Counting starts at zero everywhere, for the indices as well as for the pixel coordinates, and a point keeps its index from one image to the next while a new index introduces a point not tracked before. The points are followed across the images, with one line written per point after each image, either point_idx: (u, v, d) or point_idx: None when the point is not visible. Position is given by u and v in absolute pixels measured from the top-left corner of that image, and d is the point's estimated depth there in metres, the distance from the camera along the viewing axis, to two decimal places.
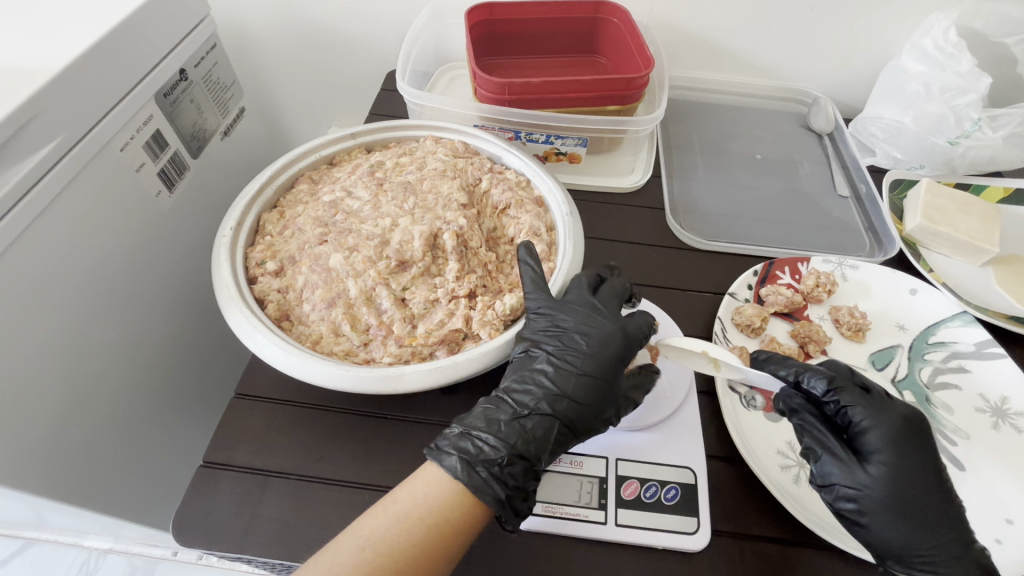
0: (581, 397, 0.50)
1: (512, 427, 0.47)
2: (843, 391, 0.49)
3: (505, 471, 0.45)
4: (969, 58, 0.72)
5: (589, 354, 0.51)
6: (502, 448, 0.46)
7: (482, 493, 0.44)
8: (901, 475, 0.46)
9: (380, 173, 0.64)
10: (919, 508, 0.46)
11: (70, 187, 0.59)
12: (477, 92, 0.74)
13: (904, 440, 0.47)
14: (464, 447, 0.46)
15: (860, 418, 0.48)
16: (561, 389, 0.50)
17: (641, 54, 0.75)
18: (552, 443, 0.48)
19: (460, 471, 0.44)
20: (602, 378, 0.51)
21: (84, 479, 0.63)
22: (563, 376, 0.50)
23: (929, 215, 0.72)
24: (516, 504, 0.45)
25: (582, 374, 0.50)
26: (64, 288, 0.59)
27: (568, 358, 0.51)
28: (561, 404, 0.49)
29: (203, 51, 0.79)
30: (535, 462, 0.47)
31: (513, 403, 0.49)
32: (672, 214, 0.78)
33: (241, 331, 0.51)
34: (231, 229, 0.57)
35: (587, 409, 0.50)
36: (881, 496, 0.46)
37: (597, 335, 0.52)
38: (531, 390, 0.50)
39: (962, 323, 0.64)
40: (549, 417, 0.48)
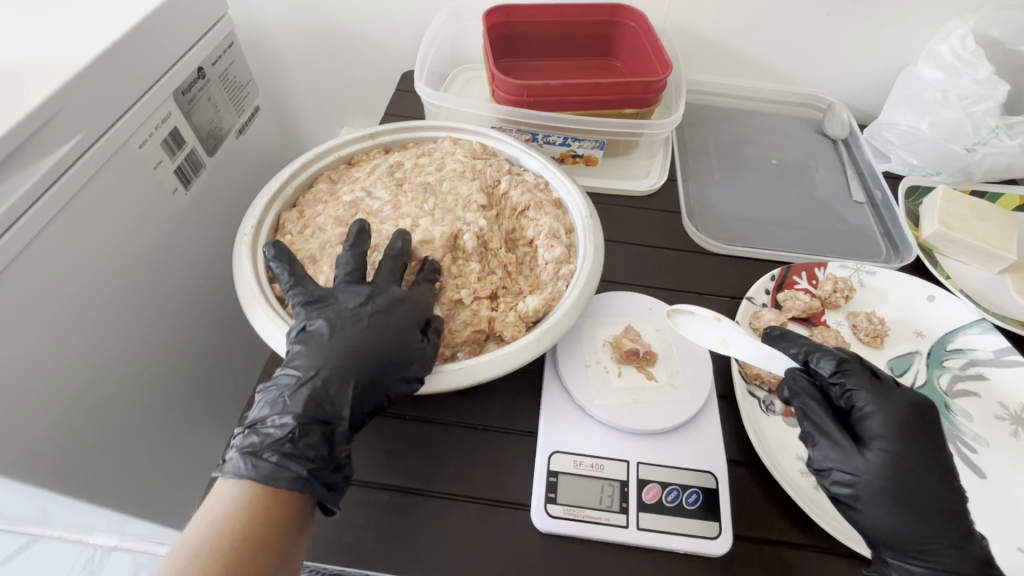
0: (350, 338, 0.47)
1: (296, 398, 0.45)
2: (848, 375, 0.50)
3: (297, 443, 0.43)
4: (987, 65, 0.73)
5: (363, 302, 0.49)
6: (289, 425, 0.43)
7: (276, 478, 0.42)
8: (899, 460, 0.46)
9: (399, 173, 0.64)
10: (915, 498, 0.45)
11: (91, 183, 0.59)
12: (495, 94, 0.74)
13: (906, 427, 0.47)
14: (247, 444, 0.44)
15: (863, 403, 0.49)
16: (327, 340, 0.47)
17: (658, 58, 0.75)
18: (346, 396, 0.46)
19: (244, 467, 0.42)
20: (364, 313, 0.49)
21: (101, 477, 0.64)
22: (339, 331, 0.48)
23: (946, 222, 0.72)
24: (325, 476, 0.44)
25: (349, 321, 0.48)
26: (84, 284, 0.60)
27: (351, 317, 0.49)
28: (343, 360, 0.46)
29: (220, 49, 0.80)
30: (335, 421, 0.45)
31: (291, 370, 0.46)
32: (689, 217, 0.78)
33: (264, 330, 0.51)
34: (253, 228, 0.57)
35: (364, 348, 0.47)
36: (876, 479, 0.46)
37: (370, 283, 0.50)
38: (297, 357, 0.47)
39: (980, 330, 0.64)
40: (337, 378, 0.46)
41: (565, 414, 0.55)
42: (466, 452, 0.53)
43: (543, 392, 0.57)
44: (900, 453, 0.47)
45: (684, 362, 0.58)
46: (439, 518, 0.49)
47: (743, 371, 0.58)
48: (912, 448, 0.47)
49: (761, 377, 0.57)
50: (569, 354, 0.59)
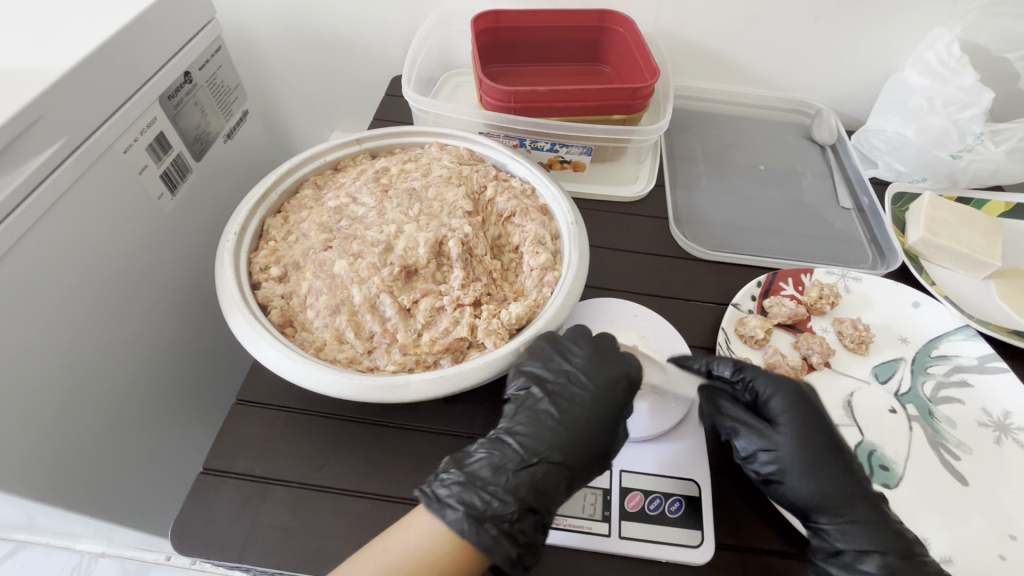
0: (585, 441, 0.49)
1: (518, 476, 0.46)
2: (749, 369, 0.54)
3: (514, 527, 0.44)
4: (972, 72, 0.73)
5: (592, 389, 0.52)
6: (511, 503, 0.45)
7: (491, 553, 0.42)
8: (802, 438, 0.50)
9: (385, 179, 0.64)
10: (822, 472, 0.49)
11: (74, 187, 0.59)
12: (482, 99, 0.74)
13: (800, 406, 0.51)
14: (450, 493, 0.45)
15: (764, 392, 0.53)
16: (567, 434, 0.49)
17: (646, 64, 0.76)
18: (560, 491, 0.47)
19: (466, 528, 0.43)
20: (605, 420, 0.50)
21: (84, 484, 0.63)
22: (564, 420, 0.50)
23: (931, 228, 0.72)
24: (528, 561, 0.44)
25: (591, 421, 0.50)
26: (67, 290, 0.59)
27: (575, 405, 0.51)
28: (567, 449, 0.49)
29: (208, 54, 0.79)
30: (545, 513, 0.46)
31: (516, 449, 0.48)
32: (677, 223, 0.78)
33: (245, 337, 0.51)
34: (236, 234, 0.57)
35: (594, 456, 0.49)
36: (790, 463, 0.49)
37: (598, 376, 0.52)
38: (537, 437, 0.49)
39: (965, 337, 0.64)
40: (555, 465, 0.48)
41: None
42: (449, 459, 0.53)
43: None
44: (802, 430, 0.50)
45: (669, 369, 0.58)
46: None
47: None
48: (810, 423, 0.51)
49: None
50: None
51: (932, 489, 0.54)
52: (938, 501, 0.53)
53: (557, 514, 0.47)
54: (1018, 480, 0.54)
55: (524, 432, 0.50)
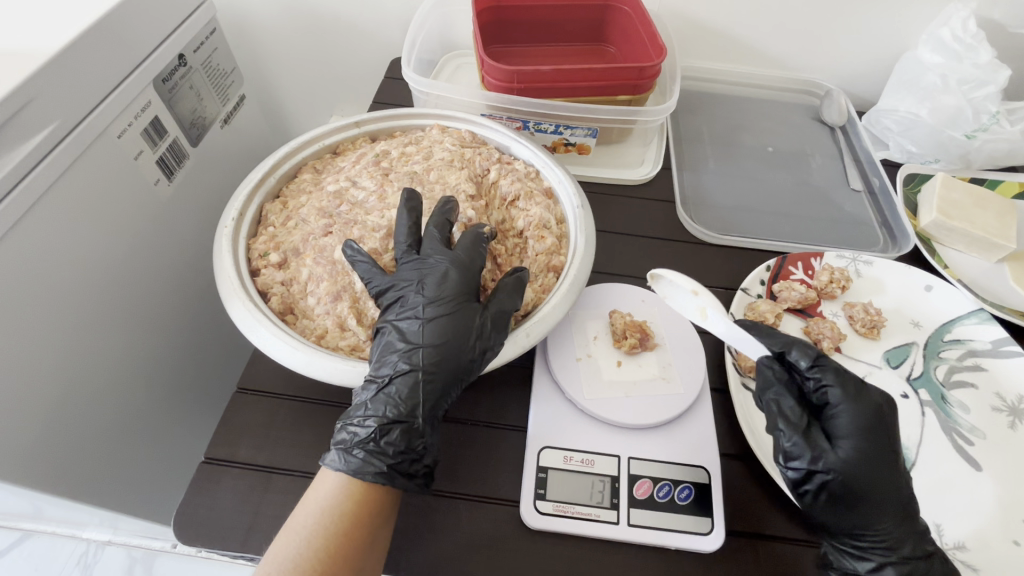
0: (432, 340, 0.47)
1: (378, 399, 0.46)
2: (826, 369, 0.47)
3: (380, 443, 0.44)
4: (989, 49, 0.72)
5: (428, 299, 0.49)
6: (373, 425, 0.45)
7: (364, 472, 0.44)
8: (870, 456, 0.44)
9: (385, 163, 0.62)
10: (889, 493, 0.44)
11: (67, 173, 0.58)
12: (485, 81, 0.72)
13: (873, 426, 0.45)
14: (340, 438, 0.46)
15: (835, 399, 0.46)
16: (415, 340, 0.47)
17: (653, 43, 0.73)
18: (424, 399, 0.46)
19: (338, 462, 0.44)
20: (442, 321, 0.48)
21: (89, 473, 0.63)
22: (420, 330, 0.48)
23: (944, 211, 0.71)
24: (406, 469, 0.45)
25: (440, 322, 0.48)
26: (66, 278, 0.58)
27: (430, 315, 0.48)
28: (416, 357, 0.47)
29: (202, 35, 0.77)
30: (412, 423, 0.45)
31: (373, 371, 0.47)
32: (684, 207, 0.76)
33: (245, 325, 0.49)
34: (234, 220, 0.56)
35: (446, 353, 0.47)
36: (852, 475, 0.44)
37: (427, 280, 0.50)
38: (387, 355, 0.47)
39: (978, 321, 0.63)
40: (409, 375, 0.46)
41: (556, 408, 0.54)
42: (455, 447, 0.52)
43: (533, 386, 0.56)
44: (871, 448, 0.45)
45: (679, 356, 0.57)
46: (427, 515, 0.48)
47: (736, 364, 0.57)
48: (880, 446, 0.45)
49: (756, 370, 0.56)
50: (560, 348, 0.57)
51: (945, 474, 0.53)
52: (951, 487, 0.52)
53: (426, 416, 0.46)
54: None
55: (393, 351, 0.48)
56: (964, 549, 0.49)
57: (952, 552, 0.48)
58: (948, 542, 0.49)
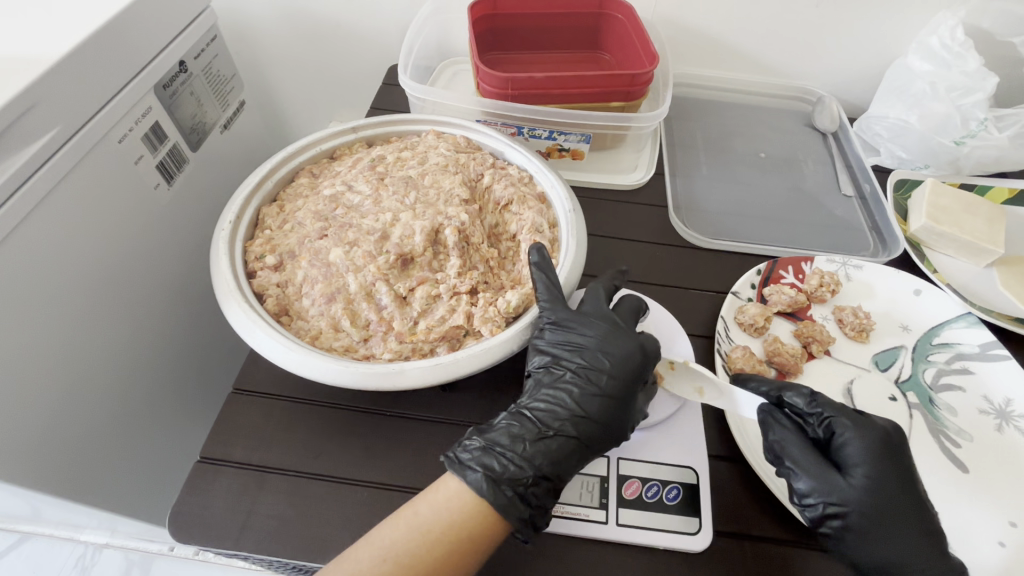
0: (599, 415, 0.49)
1: (535, 446, 0.46)
2: (824, 409, 0.50)
3: (529, 491, 0.45)
4: (976, 56, 0.72)
5: (612, 371, 0.50)
6: (527, 470, 0.45)
7: (508, 514, 0.43)
8: (879, 490, 0.46)
9: (381, 167, 0.63)
10: (901, 520, 0.46)
11: (68, 177, 0.59)
12: (479, 87, 0.73)
13: (885, 459, 0.47)
14: (491, 465, 0.45)
15: (841, 437, 0.49)
16: (581, 405, 0.49)
17: (645, 50, 0.75)
18: (575, 461, 0.48)
19: (484, 488, 0.44)
20: (623, 398, 0.50)
21: (88, 472, 0.64)
22: (586, 395, 0.50)
23: (933, 216, 0.71)
24: (540, 523, 0.45)
25: (613, 396, 0.50)
26: (67, 283, 0.60)
27: (607, 383, 0.50)
28: (584, 423, 0.48)
29: (202, 42, 0.79)
30: (558, 481, 0.46)
31: (535, 421, 0.48)
32: (676, 211, 0.77)
33: (240, 326, 0.50)
34: (231, 223, 0.57)
35: (610, 428, 0.49)
36: (863, 510, 0.46)
37: (619, 352, 0.51)
38: (552, 407, 0.49)
39: (965, 324, 0.63)
40: (571, 438, 0.48)
41: None
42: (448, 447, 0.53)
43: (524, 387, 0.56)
44: (884, 484, 0.47)
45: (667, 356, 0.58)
46: None
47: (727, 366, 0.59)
48: (893, 480, 0.47)
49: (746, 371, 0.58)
50: None
51: (931, 475, 0.53)
52: (939, 490, 0.53)
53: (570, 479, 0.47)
54: (1019, 467, 0.54)
55: (542, 406, 0.50)
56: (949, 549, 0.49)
57: None
58: None
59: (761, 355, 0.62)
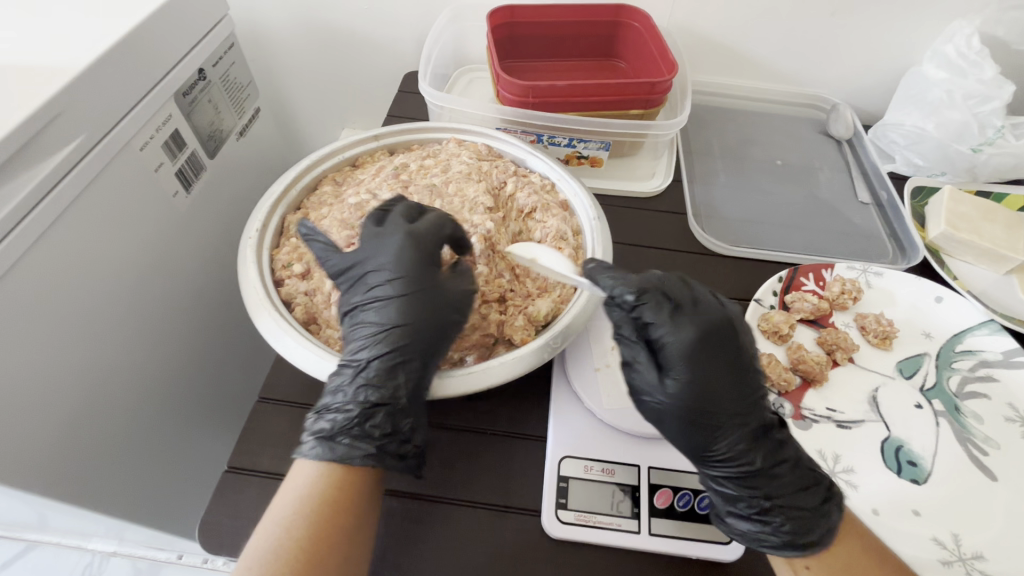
0: (403, 318, 0.48)
1: (354, 382, 0.46)
2: (650, 306, 0.45)
3: (364, 427, 0.46)
4: (993, 65, 0.74)
5: (396, 279, 0.50)
6: (353, 411, 0.45)
7: (352, 458, 0.45)
8: (694, 385, 0.44)
9: (405, 175, 0.63)
10: (708, 416, 0.45)
11: (92, 186, 0.59)
12: (500, 95, 0.73)
13: (696, 355, 0.44)
14: (318, 428, 0.46)
15: (659, 333, 0.45)
16: (386, 321, 0.48)
17: (664, 59, 0.75)
18: (388, 380, 0.47)
19: (322, 452, 0.45)
20: (416, 306, 0.49)
21: (113, 480, 0.64)
22: (385, 310, 0.49)
23: (952, 223, 0.72)
24: (394, 449, 0.46)
25: (405, 299, 0.49)
26: (90, 290, 0.60)
27: (403, 301, 0.49)
28: (389, 337, 0.48)
29: (221, 50, 0.79)
30: (396, 404, 0.47)
31: (349, 360, 0.48)
32: (695, 219, 0.77)
33: (270, 334, 0.50)
34: (257, 231, 0.57)
35: (417, 328, 0.48)
36: (681, 405, 0.45)
37: (393, 256, 0.50)
38: (359, 340, 0.48)
39: (988, 332, 0.63)
40: (385, 355, 0.47)
41: (576, 418, 0.54)
42: (476, 455, 0.53)
43: (552, 395, 0.56)
44: (698, 378, 0.44)
45: None
46: (450, 525, 0.48)
47: None
48: (700, 376, 0.44)
49: (771, 380, 0.59)
50: (577, 358, 0.58)
51: (959, 483, 0.53)
52: (969, 498, 0.52)
53: (408, 394, 0.47)
54: None
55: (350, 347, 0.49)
56: (982, 559, 0.49)
57: (970, 561, 0.49)
58: (965, 552, 0.49)
59: (786, 363, 0.62)
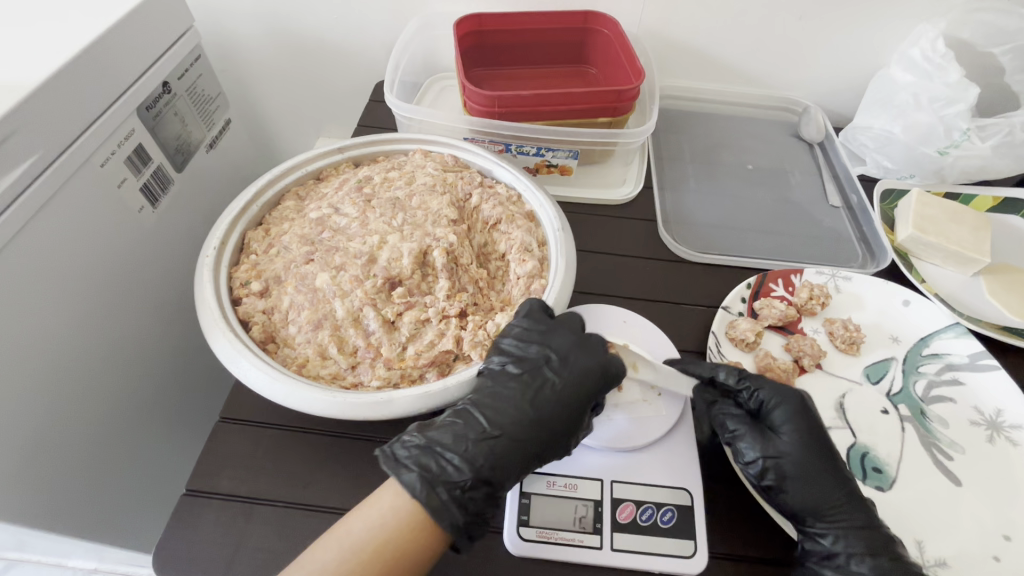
0: (541, 415, 0.48)
1: (479, 446, 0.46)
2: (760, 386, 0.53)
3: (465, 496, 0.44)
4: (957, 68, 0.73)
5: (554, 386, 0.50)
6: (467, 474, 0.44)
7: (441, 518, 0.43)
8: (800, 446, 0.50)
9: (368, 188, 0.63)
10: (812, 475, 0.49)
11: (48, 204, 0.58)
12: (466, 105, 0.73)
13: (798, 414, 0.51)
14: (427, 469, 0.44)
15: (763, 397, 0.53)
16: (531, 413, 0.48)
17: (631, 66, 0.75)
18: (515, 469, 0.47)
19: (418, 490, 0.43)
20: (570, 408, 0.49)
21: (75, 501, 0.63)
22: (507, 399, 0.49)
23: (919, 226, 0.72)
24: (473, 530, 0.44)
25: (561, 406, 0.49)
26: (51, 310, 0.59)
27: (546, 403, 0.49)
28: (530, 429, 0.48)
29: (186, 63, 0.78)
30: (498, 489, 0.46)
31: (485, 421, 0.47)
32: (665, 226, 0.77)
33: (225, 355, 0.50)
34: (215, 249, 0.56)
35: (557, 434, 0.48)
36: (785, 461, 0.49)
37: (564, 367, 0.51)
38: (503, 409, 0.48)
39: (954, 335, 0.64)
40: (514, 441, 0.47)
41: None
42: None
43: None
44: (794, 437, 0.50)
45: (659, 376, 0.57)
46: None
47: None
48: (804, 439, 0.50)
49: None
50: None
51: (924, 488, 0.54)
52: (933, 503, 0.53)
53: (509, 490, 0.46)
54: (1010, 479, 0.54)
55: (490, 407, 0.48)
56: (944, 566, 0.49)
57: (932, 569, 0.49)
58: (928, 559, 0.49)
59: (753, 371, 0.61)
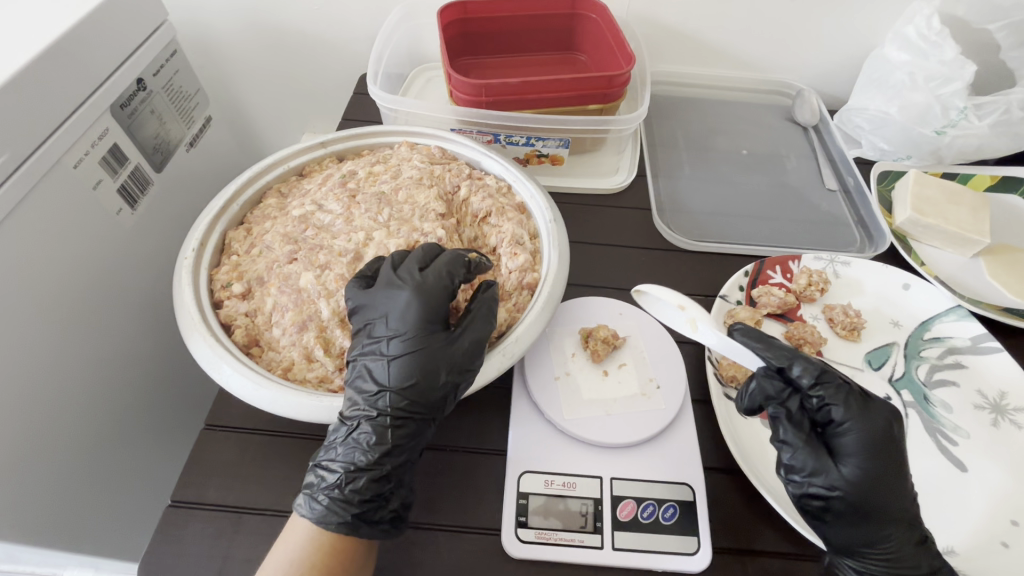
0: (402, 379, 0.45)
1: (348, 444, 0.45)
2: (834, 398, 0.45)
3: (346, 491, 0.44)
4: (953, 45, 0.71)
5: (401, 335, 0.46)
6: (340, 471, 0.44)
7: (328, 522, 0.43)
8: (872, 475, 0.43)
9: (352, 183, 0.60)
10: (885, 501, 0.43)
11: (18, 209, 0.55)
12: (453, 95, 0.71)
13: (877, 444, 0.44)
14: (309, 482, 0.45)
15: (841, 419, 0.45)
16: (384, 382, 0.46)
17: (621, 51, 0.73)
18: (392, 446, 0.45)
19: (315, 511, 0.43)
20: (418, 349, 0.46)
21: (58, 514, 0.61)
22: (389, 369, 0.46)
23: (918, 207, 0.71)
24: (371, 515, 0.44)
25: (407, 357, 0.46)
26: (25, 318, 0.56)
27: (407, 359, 0.46)
28: (384, 400, 0.45)
29: (161, 59, 0.75)
30: (384, 471, 0.45)
31: (359, 408, 0.45)
32: (660, 214, 0.75)
33: (205, 360, 0.48)
34: (194, 250, 0.54)
35: (418, 389, 0.46)
36: (849, 487, 0.44)
37: (396, 315, 0.47)
38: (364, 398, 0.45)
39: (957, 318, 0.62)
40: (379, 421, 0.45)
41: (538, 430, 0.52)
42: (434, 475, 0.50)
43: (513, 407, 0.54)
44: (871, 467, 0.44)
45: (656, 368, 0.56)
46: (405, 549, 0.46)
47: (718, 374, 0.55)
48: (883, 470, 0.44)
49: (738, 379, 0.55)
50: (537, 366, 0.56)
51: (929, 475, 0.52)
52: (939, 490, 0.52)
53: (395, 464, 0.45)
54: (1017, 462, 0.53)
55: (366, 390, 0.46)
56: (952, 554, 0.48)
57: None
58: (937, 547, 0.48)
59: None
